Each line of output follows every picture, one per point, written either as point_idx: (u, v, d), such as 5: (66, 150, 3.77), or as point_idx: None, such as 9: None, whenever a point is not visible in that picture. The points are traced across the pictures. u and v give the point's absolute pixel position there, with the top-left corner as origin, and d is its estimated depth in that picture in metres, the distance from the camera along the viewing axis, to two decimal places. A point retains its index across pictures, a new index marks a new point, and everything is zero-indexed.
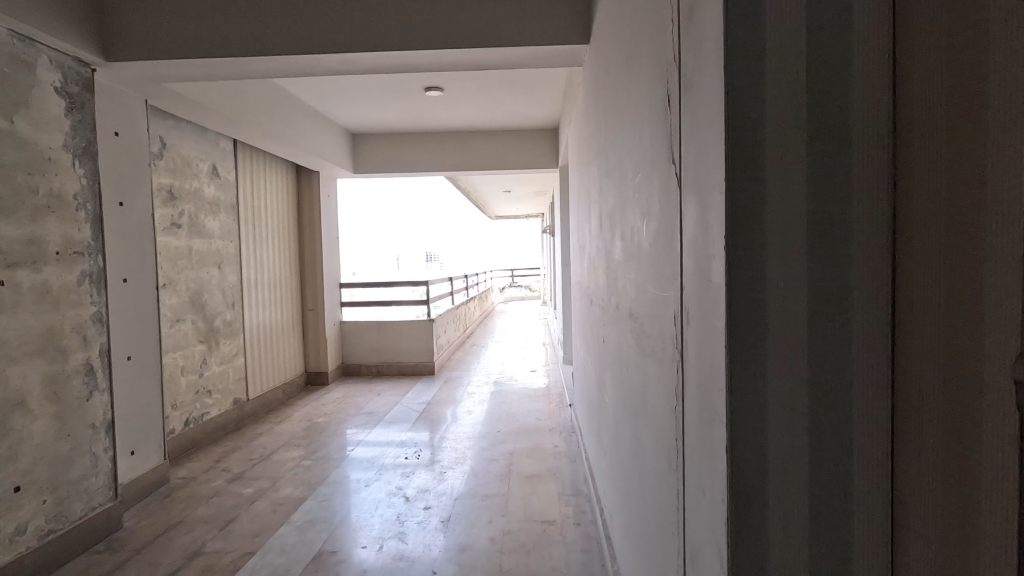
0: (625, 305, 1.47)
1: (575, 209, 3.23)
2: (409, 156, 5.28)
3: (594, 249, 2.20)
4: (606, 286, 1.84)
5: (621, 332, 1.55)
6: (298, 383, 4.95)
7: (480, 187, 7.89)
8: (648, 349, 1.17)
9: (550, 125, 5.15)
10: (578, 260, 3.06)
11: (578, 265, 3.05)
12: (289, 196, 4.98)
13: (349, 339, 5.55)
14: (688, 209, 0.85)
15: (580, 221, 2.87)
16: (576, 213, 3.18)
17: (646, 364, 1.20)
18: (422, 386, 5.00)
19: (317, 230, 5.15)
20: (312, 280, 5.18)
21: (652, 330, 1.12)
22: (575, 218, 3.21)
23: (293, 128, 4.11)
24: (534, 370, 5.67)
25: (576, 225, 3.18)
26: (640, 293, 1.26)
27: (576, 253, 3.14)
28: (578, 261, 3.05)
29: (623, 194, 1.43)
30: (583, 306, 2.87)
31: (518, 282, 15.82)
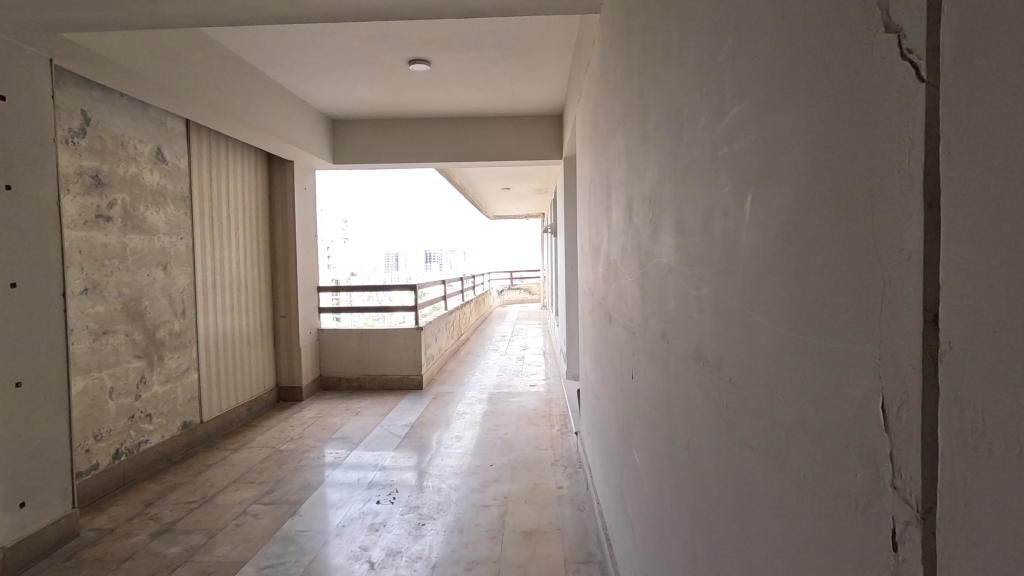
0: (687, 340, 0.90)
1: (586, 205, 2.68)
2: (395, 144, 4.72)
3: (617, 250, 1.65)
4: (643, 302, 1.27)
5: (678, 378, 0.97)
6: (267, 399, 4.37)
7: (476, 182, 7.33)
8: (766, 443, 0.60)
9: (553, 110, 4.59)
10: (589, 265, 2.50)
11: (589, 271, 2.50)
12: (259, 188, 4.41)
13: (327, 349, 4.98)
14: (995, 131, 0.30)
15: (593, 217, 2.32)
16: (587, 211, 2.64)
17: (756, 463, 0.63)
18: (406, 404, 4.43)
19: (290, 227, 4.58)
20: (285, 283, 4.60)
21: (784, 407, 0.55)
22: (586, 215, 2.67)
23: (250, 106, 3.55)
24: (534, 384, 5.10)
25: (587, 224, 2.64)
26: (736, 328, 0.69)
27: (587, 258, 2.61)
28: (589, 267, 2.50)
29: (688, 159, 0.87)
30: (595, 321, 2.31)
31: (517, 284, 15.23)
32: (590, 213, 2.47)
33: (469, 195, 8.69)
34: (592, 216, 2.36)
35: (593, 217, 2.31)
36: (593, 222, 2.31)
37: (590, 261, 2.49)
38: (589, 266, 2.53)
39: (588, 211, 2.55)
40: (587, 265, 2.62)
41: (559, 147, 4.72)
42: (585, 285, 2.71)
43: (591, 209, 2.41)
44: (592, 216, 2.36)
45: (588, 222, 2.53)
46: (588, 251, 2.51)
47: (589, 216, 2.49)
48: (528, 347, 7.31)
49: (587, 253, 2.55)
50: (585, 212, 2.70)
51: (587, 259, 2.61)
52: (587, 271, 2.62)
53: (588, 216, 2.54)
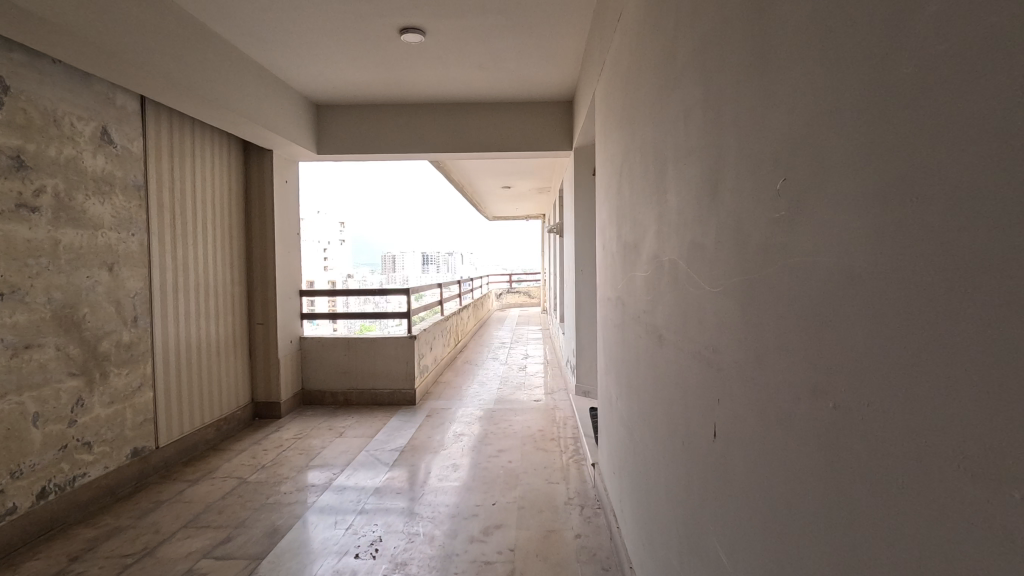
0: (950, 426, 0.43)
1: (612, 197, 2.22)
2: (386, 132, 4.25)
3: (681, 246, 1.18)
4: (760, 326, 0.79)
5: (900, 491, 0.49)
6: (240, 417, 3.88)
7: (475, 178, 6.84)
8: None
9: (562, 95, 4.13)
10: (618, 269, 2.03)
11: (618, 276, 2.03)
12: (233, 180, 3.92)
13: (310, 360, 4.50)
14: None
15: (626, 211, 1.86)
16: (613, 206, 2.19)
17: None
18: (396, 423, 3.94)
19: (268, 223, 4.08)
20: (262, 286, 4.10)
21: None
22: (611, 210, 2.21)
23: (215, 81, 3.08)
24: (538, 400, 4.62)
25: (613, 221, 2.18)
26: None
27: (613, 261, 2.16)
28: (618, 272, 2.03)
29: (957, 52, 0.41)
30: (629, 340, 1.85)
31: (516, 287, 14.73)
32: (619, 205, 2.01)
33: (466, 193, 8.19)
34: (624, 209, 1.90)
35: (626, 209, 1.85)
36: (626, 216, 1.85)
37: (618, 265, 2.03)
38: (617, 272, 2.07)
39: (616, 204, 2.09)
40: (613, 269, 2.16)
41: (568, 137, 4.25)
42: (610, 292, 2.26)
43: (622, 203, 1.95)
44: (623, 212, 1.90)
45: (616, 220, 2.08)
46: (616, 254, 2.05)
47: (618, 211, 2.03)
48: (529, 356, 6.82)
49: (615, 256, 2.09)
50: (610, 209, 2.24)
51: (613, 264, 2.14)
52: (613, 277, 2.16)
53: (616, 211, 2.08)
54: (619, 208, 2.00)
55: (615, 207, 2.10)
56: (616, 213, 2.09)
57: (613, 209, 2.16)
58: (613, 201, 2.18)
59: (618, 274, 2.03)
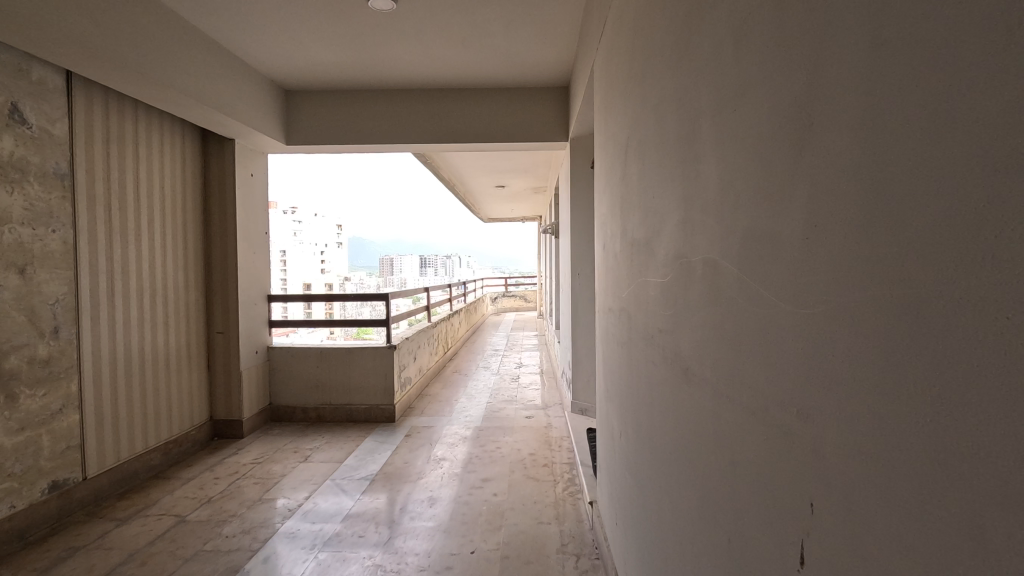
0: None
1: (614, 186, 1.82)
2: (362, 121, 3.85)
3: (728, 238, 0.76)
4: (931, 397, 0.37)
5: None
6: (194, 438, 3.45)
7: (466, 174, 6.42)
8: None
9: (558, 80, 3.72)
10: (623, 273, 1.62)
11: (624, 283, 1.61)
12: (189, 172, 3.49)
13: (279, 372, 4.07)
14: None
15: (634, 199, 1.45)
16: (616, 196, 1.78)
17: None
18: (370, 444, 3.52)
19: (229, 221, 3.65)
20: (223, 291, 3.67)
21: None
22: (614, 204, 1.81)
23: (152, 53, 2.67)
24: (530, 416, 4.19)
25: (615, 216, 1.78)
26: None
27: (617, 265, 1.74)
28: (623, 277, 1.62)
29: None
30: (639, 365, 1.43)
31: (511, 290, 14.26)
32: (625, 194, 1.60)
33: (457, 191, 7.74)
34: (632, 196, 1.48)
35: (635, 196, 1.44)
36: (635, 204, 1.43)
37: (623, 268, 1.61)
38: (622, 279, 1.65)
39: (620, 194, 1.68)
40: (617, 273, 1.74)
41: (564, 126, 3.85)
42: (613, 303, 1.84)
43: (629, 190, 1.53)
44: (631, 201, 1.48)
45: (620, 213, 1.68)
46: (622, 255, 1.64)
47: (624, 203, 1.62)
48: (523, 365, 6.38)
49: (619, 257, 1.67)
50: (613, 201, 1.83)
51: (617, 268, 1.73)
52: (617, 282, 1.74)
53: (620, 202, 1.67)
54: (625, 198, 1.59)
55: (620, 198, 1.69)
56: (620, 204, 1.68)
57: (617, 200, 1.75)
58: (616, 190, 1.77)
59: (623, 281, 1.62)
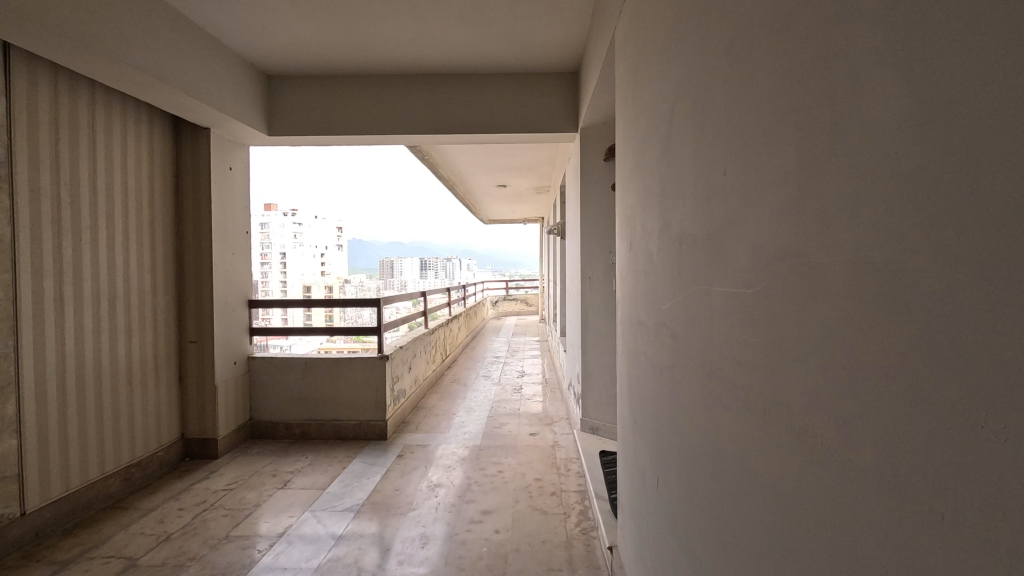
0: None
1: (648, 171, 1.47)
2: (352, 108, 3.50)
3: (932, 213, 0.41)
4: None
5: None
6: (162, 460, 3.10)
7: (465, 170, 6.07)
8: None
9: (567, 64, 3.38)
10: (666, 280, 1.26)
11: (668, 293, 1.26)
12: (158, 163, 3.14)
13: (260, 384, 3.72)
14: None
15: (687, 182, 1.09)
16: (651, 184, 1.43)
17: None
18: (358, 467, 3.16)
19: (204, 218, 3.30)
20: (197, 295, 3.31)
21: None
22: (648, 195, 1.46)
23: (106, 23, 2.33)
24: (534, 433, 3.84)
25: (651, 208, 1.42)
26: None
27: (654, 269, 1.38)
28: (667, 284, 1.26)
29: None
30: (696, 400, 1.08)
31: (511, 294, 13.90)
32: (668, 180, 1.24)
33: (455, 189, 7.37)
34: (682, 179, 1.13)
35: (688, 177, 1.09)
36: (689, 188, 1.08)
37: (667, 273, 1.26)
38: (663, 288, 1.29)
39: (660, 180, 1.32)
40: (653, 280, 1.39)
41: (573, 115, 3.50)
42: (647, 315, 1.48)
43: (675, 172, 1.18)
44: (682, 184, 1.13)
45: (660, 203, 1.32)
46: (664, 258, 1.29)
47: (666, 191, 1.27)
48: (526, 374, 6.01)
49: (660, 259, 1.32)
50: (646, 191, 1.48)
51: (654, 272, 1.38)
52: (654, 291, 1.38)
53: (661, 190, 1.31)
54: (669, 184, 1.23)
55: (659, 186, 1.33)
56: (660, 192, 1.32)
57: (653, 188, 1.40)
58: (651, 177, 1.42)
59: (667, 289, 1.26)
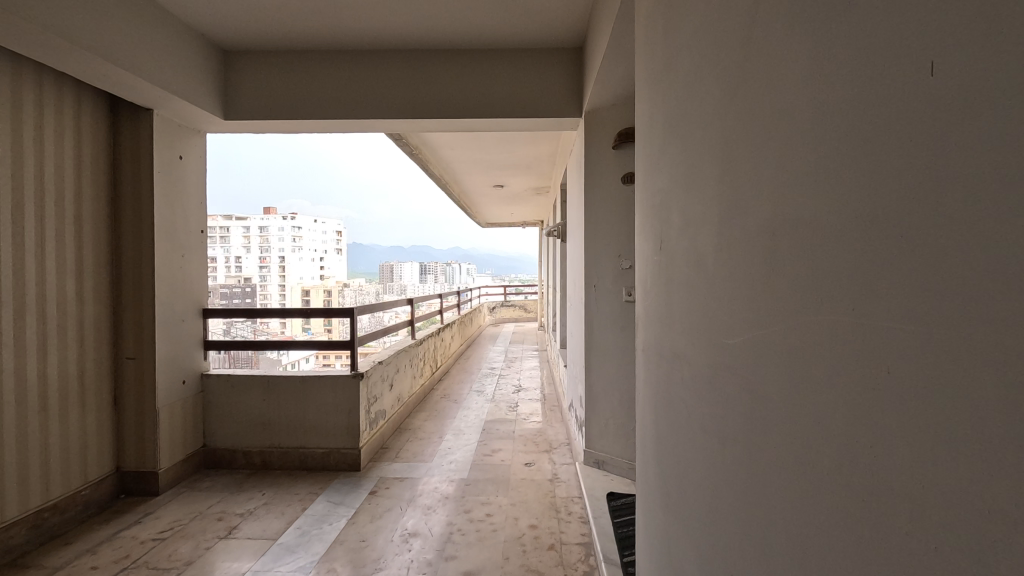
0: None
1: (698, 135, 0.99)
2: (321, 89, 3.04)
3: None
4: None
5: None
6: (88, 499, 2.61)
7: (457, 167, 5.60)
8: None
9: (569, 37, 2.91)
10: (742, 302, 0.78)
11: (743, 321, 0.77)
12: (87, 149, 2.66)
13: (215, 406, 3.24)
14: None
15: (795, 128, 0.61)
16: (703, 154, 0.95)
17: None
18: (322, 509, 2.67)
19: (144, 215, 2.82)
20: (136, 304, 2.83)
21: None
22: (699, 171, 0.97)
23: None
24: (530, 462, 3.35)
25: (705, 188, 0.94)
26: None
27: (714, 282, 0.90)
28: (742, 308, 0.78)
29: None
30: (802, 520, 0.59)
31: (511, 299, 13.42)
32: (745, 138, 0.76)
33: (450, 189, 6.90)
34: (781, 128, 0.65)
35: (797, 119, 0.60)
36: (800, 138, 0.59)
37: (744, 290, 0.77)
38: (732, 313, 0.81)
39: (724, 141, 0.84)
40: (711, 296, 0.91)
41: (575, 98, 3.03)
42: (698, 350, 1.00)
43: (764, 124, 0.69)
44: (782, 136, 0.64)
45: (726, 179, 0.84)
46: (737, 265, 0.80)
47: (738, 155, 0.79)
48: (523, 389, 5.52)
49: (729, 264, 0.83)
50: (695, 166, 1.00)
51: (716, 286, 0.89)
52: (714, 316, 0.90)
53: (727, 156, 0.83)
54: (749, 143, 0.75)
55: (722, 152, 0.85)
56: (725, 160, 0.84)
57: (709, 157, 0.92)
58: (705, 144, 0.94)
59: (742, 315, 0.78)
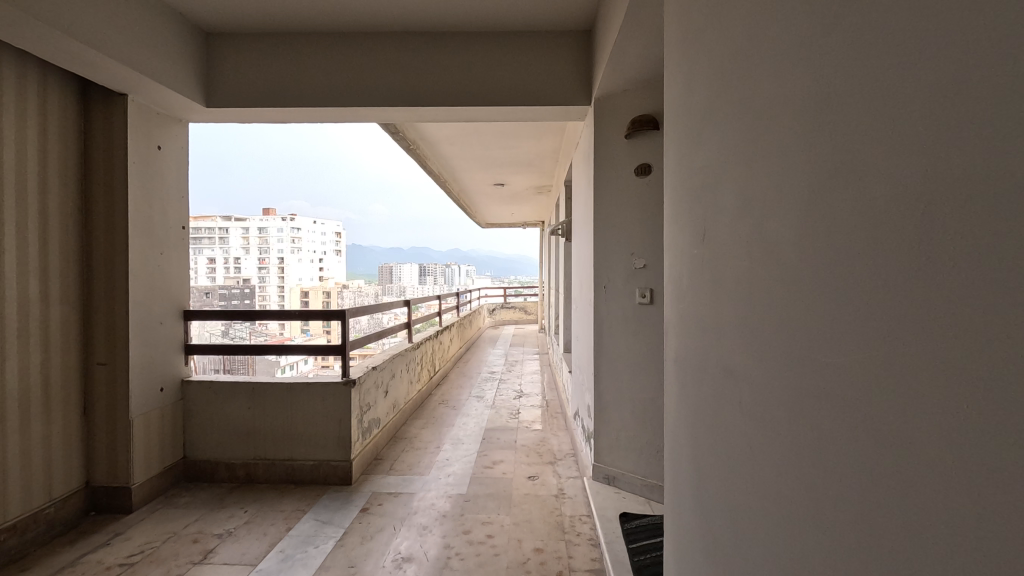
0: None
1: (766, 95, 0.77)
2: (310, 76, 2.83)
3: None
4: None
5: None
6: (53, 518, 2.40)
7: (456, 164, 5.40)
8: None
9: (577, 19, 2.70)
10: (850, 308, 0.57)
11: (854, 335, 0.56)
12: (53, 137, 2.45)
13: (196, 415, 3.02)
14: None
15: (978, 38, 0.39)
16: (777, 116, 0.74)
17: None
18: (307, 529, 2.45)
19: (117, 209, 2.60)
20: (108, 305, 2.61)
21: None
22: (770, 139, 0.76)
23: None
24: (533, 475, 3.13)
25: (780, 161, 0.73)
26: None
27: (797, 281, 0.69)
28: (852, 315, 0.57)
29: None
30: None
31: (511, 301, 13.20)
32: (858, 81, 0.55)
33: (449, 188, 6.70)
34: (943, 46, 0.43)
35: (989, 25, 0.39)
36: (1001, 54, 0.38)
37: (854, 293, 0.56)
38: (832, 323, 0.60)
39: (818, 93, 0.63)
40: (790, 300, 0.69)
41: (584, 85, 2.82)
42: (765, 367, 0.79)
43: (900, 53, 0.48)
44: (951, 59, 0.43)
45: (820, 143, 0.63)
46: (839, 260, 0.59)
47: (842, 106, 0.58)
48: (525, 395, 5.29)
49: (824, 259, 0.62)
50: (762, 135, 0.79)
51: (797, 286, 0.68)
52: (797, 326, 0.69)
53: (823, 113, 0.62)
54: (867, 88, 0.53)
55: (813, 109, 0.64)
56: (819, 118, 0.63)
57: (790, 118, 0.70)
58: (782, 100, 0.73)
59: (851, 325, 0.57)
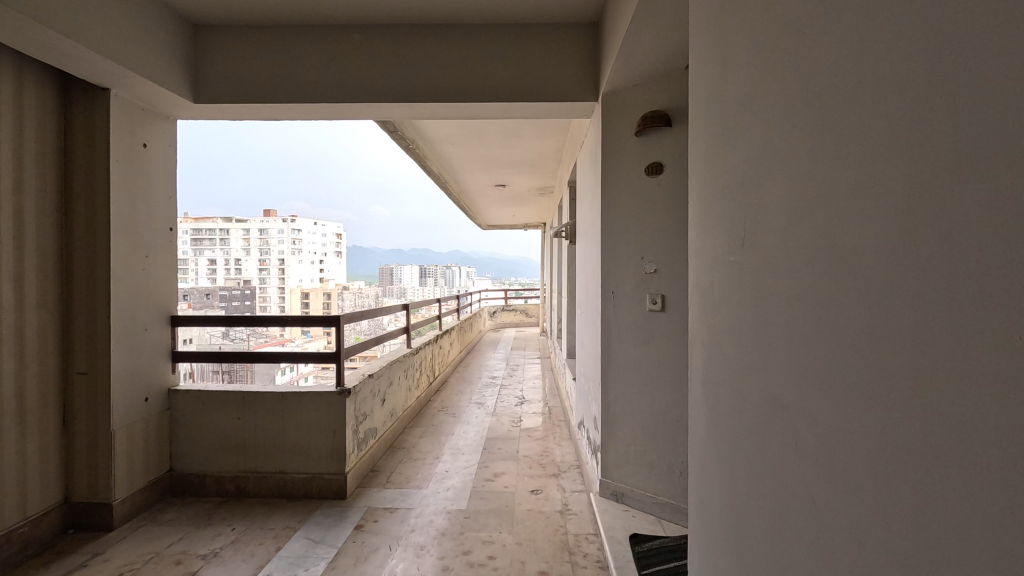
0: None
1: (841, 73, 0.64)
2: (304, 70, 2.69)
3: None
4: None
5: None
6: (29, 536, 2.26)
7: (457, 164, 5.27)
8: None
9: (585, 11, 2.57)
10: (990, 342, 0.43)
11: (995, 377, 0.42)
12: (31, 134, 2.31)
13: (184, 425, 2.89)
14: None
15: None
16: (859, 98, 0.60)
17: None
18: (299, 549, 2.31)
19: (100, 210, 2.47)
20: (90, 311, 2.48)
21: None
22: (847, 127, 0.62)
23: None
24: (537, 489, 2.98)
25: (865, 153, 0.59)
26: None
27: (891, 301, 0.55)
28: (993, 351, 0.43)
29: None
30: None
31: (512, 304, 13.05)
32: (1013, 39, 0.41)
33: (449, 189, 6.57)
34: None
35: None
36: None
37: (998, 323, 0.42)
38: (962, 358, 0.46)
39: (932, 63, 0.49)
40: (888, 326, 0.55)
41: (591, 80, 2.68)
42: (836, 402, 0.65)
43: None
44: None
45: (937, 126, 0.49)
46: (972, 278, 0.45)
47: (979, 77, 0.44)
48: (526, 401, 5.13)
49: (940, 278, 0.48)
50: (834, 121, 0.65)
51: (893, 308, 0.54)
52: (891, 357, 0.56)
53: (942, 88, 0.48)
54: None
55: (924, 85, 0.50)
56: (936, 95, 0.49)
57: (883, 99, 0.56)
58: (868, 78, 0.59)
59: (991, 366, 0.43)
